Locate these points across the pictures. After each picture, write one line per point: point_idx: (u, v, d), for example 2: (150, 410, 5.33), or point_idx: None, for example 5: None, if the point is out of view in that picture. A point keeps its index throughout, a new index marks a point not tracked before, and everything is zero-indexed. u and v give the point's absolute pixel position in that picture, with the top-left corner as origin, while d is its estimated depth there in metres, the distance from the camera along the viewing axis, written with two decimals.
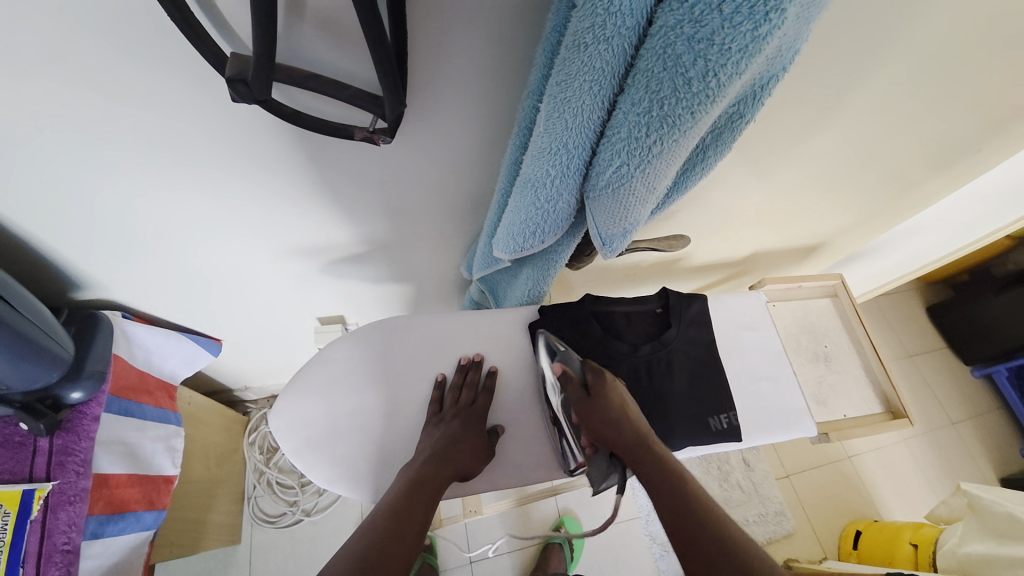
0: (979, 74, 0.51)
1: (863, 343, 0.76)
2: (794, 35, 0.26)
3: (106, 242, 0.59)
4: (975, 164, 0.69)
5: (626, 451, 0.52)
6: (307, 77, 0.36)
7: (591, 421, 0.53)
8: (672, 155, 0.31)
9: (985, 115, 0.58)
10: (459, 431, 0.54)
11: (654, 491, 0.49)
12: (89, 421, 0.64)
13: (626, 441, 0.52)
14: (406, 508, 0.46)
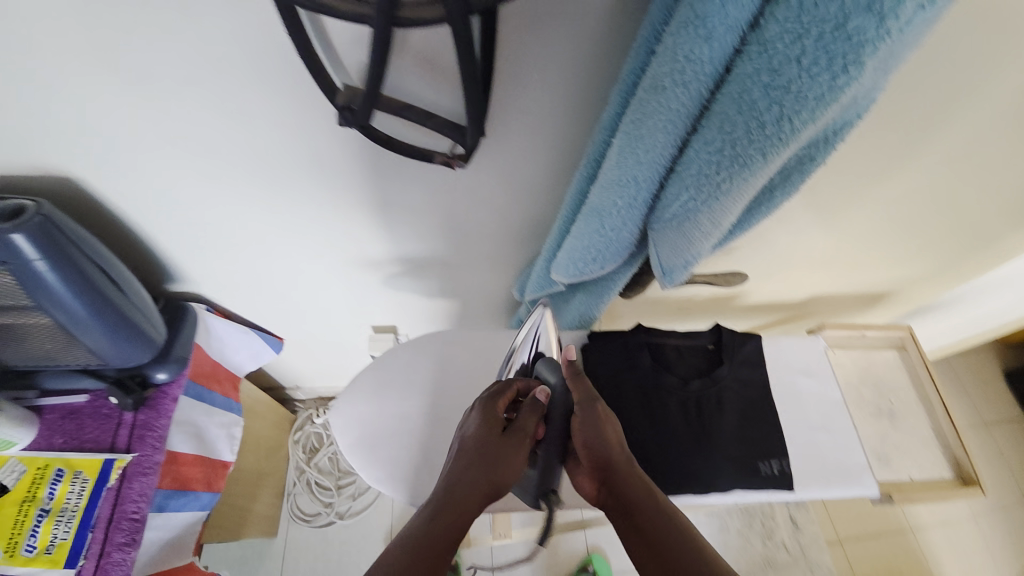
0: None
1: (933, 401, 0.71)
2: (870, 85, 0.27)
3: (203, 240, 0.66)
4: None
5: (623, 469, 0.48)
6: (403, 107, 0.40)
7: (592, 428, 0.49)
8: (741, 191, 0.32)
9: None
10: (479, 431, 0.48)
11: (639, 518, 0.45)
12: (168, 400, 0.70)
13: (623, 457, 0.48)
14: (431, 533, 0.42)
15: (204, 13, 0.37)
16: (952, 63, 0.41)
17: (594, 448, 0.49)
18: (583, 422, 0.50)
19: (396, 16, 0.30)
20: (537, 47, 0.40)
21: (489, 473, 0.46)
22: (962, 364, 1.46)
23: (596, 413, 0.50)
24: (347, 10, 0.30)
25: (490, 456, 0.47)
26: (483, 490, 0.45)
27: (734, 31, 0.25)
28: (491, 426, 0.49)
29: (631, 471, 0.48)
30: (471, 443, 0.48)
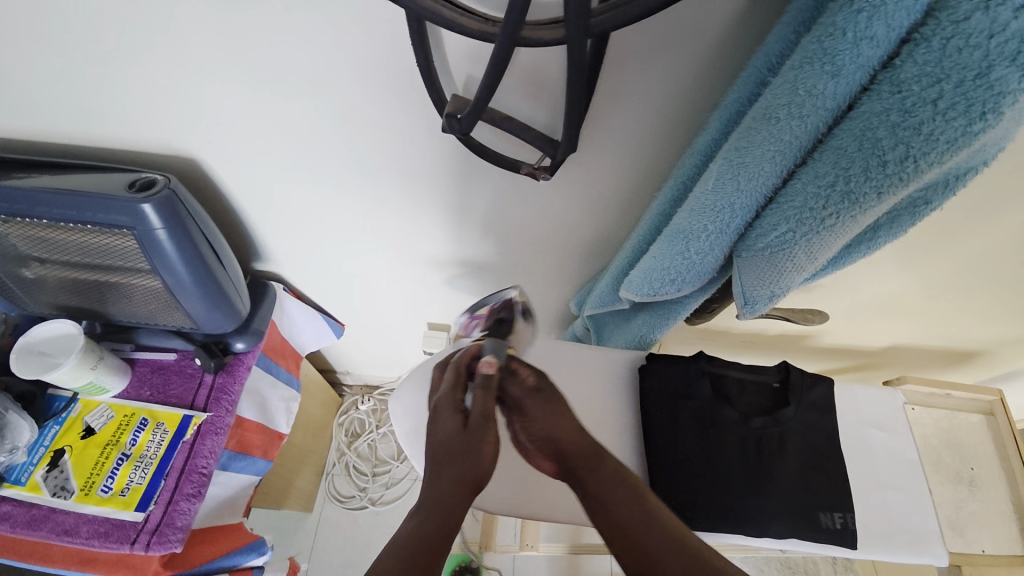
0: None
1: (1018, 475, 0.64)
2: (1005, 133, 0.25)
3: (294, 225, 0.72)
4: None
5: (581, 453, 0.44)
6: (503, 119, 0.43)
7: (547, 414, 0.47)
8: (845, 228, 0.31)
9: None
10: (442, 426, 0.45)
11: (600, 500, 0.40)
12: (243, 368, 0.76)
13: (581, 439, 0.46)
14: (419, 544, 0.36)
15: (338, 22, 0.40)
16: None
17: (544, 433, 0.47)
18: (541, 411, 0.48)
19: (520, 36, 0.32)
20: (640, 73, 0.41)
21: (466, 466, 0.42)
22: None
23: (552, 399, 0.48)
24: (475, 28, 0.32)
25: (461, 450, 0.43)
26: (465, 480, 0.42)
27: (864, 70, 0.25)
28: (451, 420, 0.45)
29: (577, 445, 0.45)
30: (437, 444, 0.44)
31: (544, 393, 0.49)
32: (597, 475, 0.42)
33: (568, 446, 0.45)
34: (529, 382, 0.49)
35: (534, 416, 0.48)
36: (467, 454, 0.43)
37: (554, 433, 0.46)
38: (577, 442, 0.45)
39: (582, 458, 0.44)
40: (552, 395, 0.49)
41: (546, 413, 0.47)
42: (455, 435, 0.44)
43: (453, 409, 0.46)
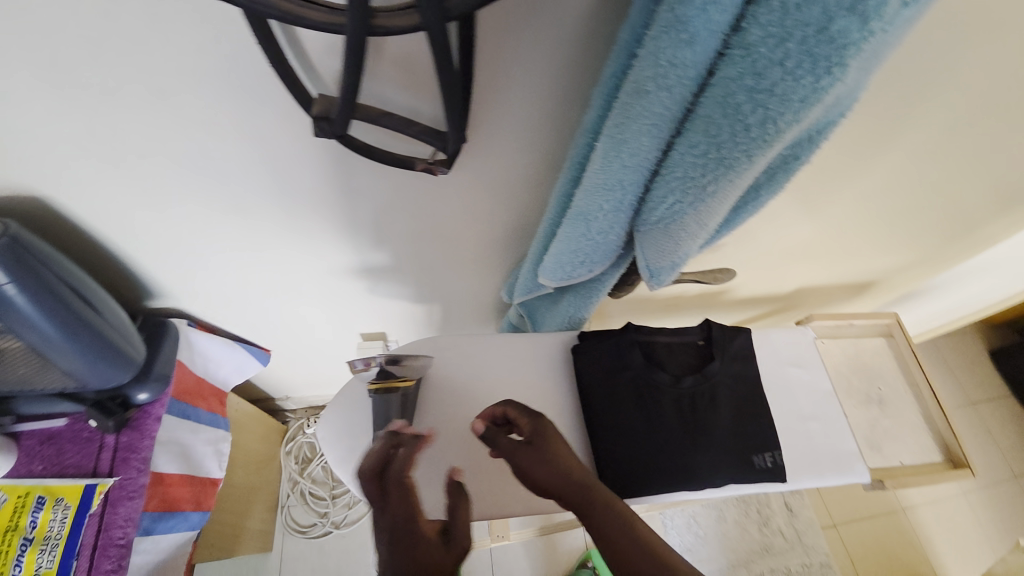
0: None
1: (922, 387, 0.71)
2: (853, 85, 0.26)
3: (181, 253, 0.64)
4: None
5: (571, 491, 0.42)
6: (381, 115, 0.39)
7: (536, 465, 0.44)
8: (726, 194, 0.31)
9: None
10: (398, 542, 0.34)
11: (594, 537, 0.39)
12: (151, 420, 0.69)
13: (573, 479, 0.42)
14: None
15: (170, 24, 0.35)
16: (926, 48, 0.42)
17: (537, 482, 0.43)
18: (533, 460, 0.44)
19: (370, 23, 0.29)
20: (517, 53, 0.39)
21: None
22: (944, 345, 1.62)
23: (546, 446, 0.44)
24: (321, 20, 0.29)
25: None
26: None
27: (716, 35, 0.24)
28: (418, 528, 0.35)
29: (565, 484, 0.42)
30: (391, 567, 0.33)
31: (547, 433, 0.46)
32: (601, 516, 0.39)
33: (561, 488, 0.42)
34: (529, 425, 0.47)
35: (528, 460, 0.44)
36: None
37: (546, 482, 0.43)
38: (565, 483, 0.42)
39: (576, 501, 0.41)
40: (553, 436, 0.45)
41: (540, 459, 0.44)
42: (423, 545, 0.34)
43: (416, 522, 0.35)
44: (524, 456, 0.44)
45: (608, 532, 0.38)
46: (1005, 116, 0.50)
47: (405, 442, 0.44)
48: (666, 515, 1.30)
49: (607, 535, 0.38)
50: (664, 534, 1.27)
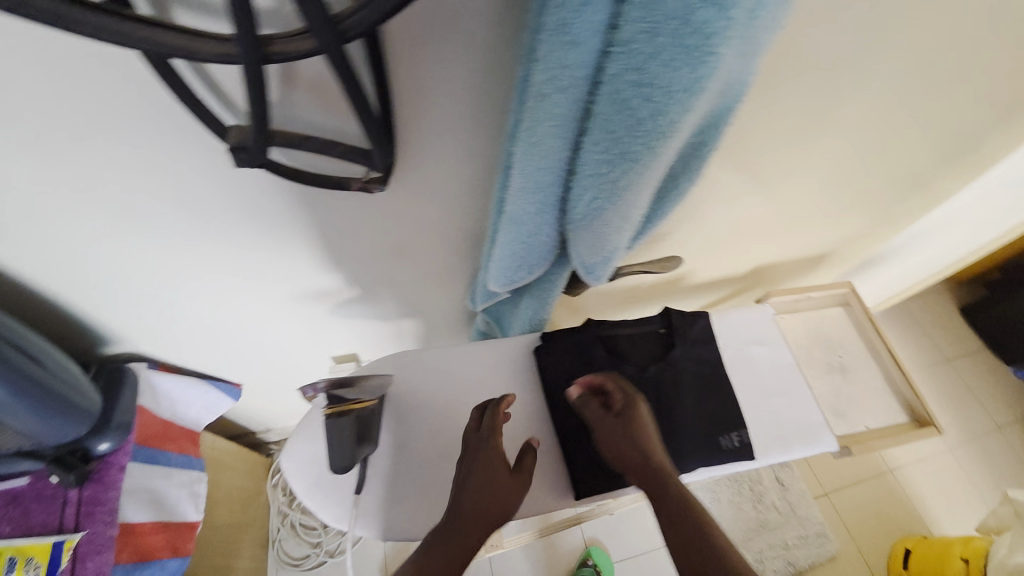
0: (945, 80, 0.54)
1: (881, 352, 0.72)
2: (737, 72, 0.27)
3: (130, 297, 0.63)
4: (978, 159, 0.69)
5: (644, 470, 0.49)
6: (303, 138, 0.39)
7: (616, 441, 0.51)
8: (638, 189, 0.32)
9: (965, 119, 0.60)
10: (473, 474, 0.47)
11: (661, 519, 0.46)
12: (115, 470, 0.67)
13: (649, 462, 0.49)
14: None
15: (73, 72, 0.35)
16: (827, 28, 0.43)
17: (615, 452, 0.51)
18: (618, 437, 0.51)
19: (265, 52, 0.29)
20: (432, 66, 0.39)
21: (483, 518, 0.45)
22: (914, 306, 1.67)
23: (631, 427, 0.51)
24: (215, 52, 0.28)
25: (497, 499, 0.46)
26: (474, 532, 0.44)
27: (598, 35, 0.24)
28: (493, 468, 0.48)
29: (644, 467, 0.49)
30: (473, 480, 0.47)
31: (629, 414, 0.52)
32: (663, 495, 0.47)
33: (636, 466, 0.49)
34: (622, 402, 0.53)
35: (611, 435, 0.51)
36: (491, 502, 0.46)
37: (622, 457, 0.50)
38: (644, 463, 0.49)
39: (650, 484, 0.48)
40: (638, 421, 0.52)
41: (624, 439, 0.51)
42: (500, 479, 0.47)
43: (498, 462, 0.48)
44: (607, 427, 0.52)
45: (667, 511, 0.45)
46: (914, 84, 0.53)
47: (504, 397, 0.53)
48: None
49: (665, 516, 0.45)
50: None
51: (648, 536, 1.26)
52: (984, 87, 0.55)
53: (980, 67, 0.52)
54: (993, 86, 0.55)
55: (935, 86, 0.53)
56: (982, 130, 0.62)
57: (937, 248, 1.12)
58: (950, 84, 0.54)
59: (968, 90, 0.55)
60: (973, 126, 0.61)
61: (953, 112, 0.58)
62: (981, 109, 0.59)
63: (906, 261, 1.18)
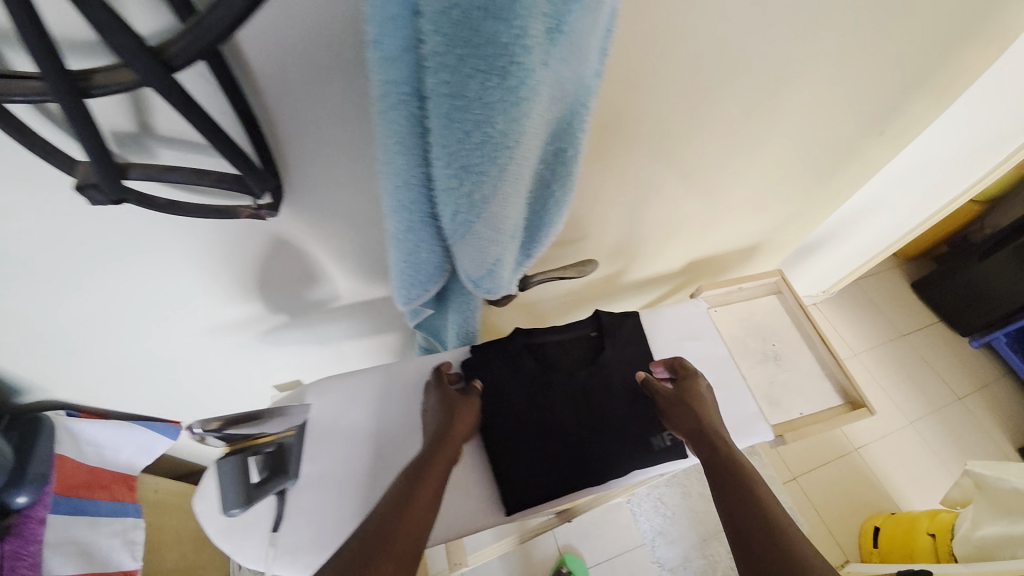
0: (824, 64, 0.56)
1: (813, 336, 0.74)
2: (564, 78, 0.27)
3: (31, 345, 0.59)
4: (873, 138, 0.72)
5: (699, 434, 0.54)
6: (165, 171, 0.36)
7: (674, 408, 0.57)
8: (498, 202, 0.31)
9: (852, 100, 0.63)
10: (440, 407, 0.54)
11: (713, 474, 0.50)
12: (36, 524, 0.60)
13: (704, 427, 0.54)
14: (402, 520, 0.41)
15: None
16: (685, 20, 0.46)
17: (674, 419, 0.56)
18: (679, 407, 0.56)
19: (84, 86, 0.28)
20: (297, 91, 0.38)
21: (452, 439, 0.51)
22: (867, 287, 1.72)
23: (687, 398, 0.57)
24: (25, 89, 0.28)
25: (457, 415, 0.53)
26: (448, 451, 0.49)
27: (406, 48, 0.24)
28: (449, 395, 0.55)
29: (703, 432, 0.54)
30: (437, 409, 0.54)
31: (704, 394, 0.59)
32: (713, 454, 0.51)
33: (690, 430, 0.54)
34: (689, 381, 0.59)
35: (671, 406, 0.57)
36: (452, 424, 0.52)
37: (681, 424, 0.55)
38: (699, 428, 0.54)
39: (703, 448, 0.53)
40: (704, 399, 0.58)
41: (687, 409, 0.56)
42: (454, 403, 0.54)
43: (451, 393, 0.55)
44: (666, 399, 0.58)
45: (721, 469, 0.50)
46: (789, 70, 0.56)
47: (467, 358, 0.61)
48: (632, 503, 1.30)
49: (723, 474, 0.49)
50: (634, 522, 1.28)
51: (621, 537, 1.26)
52: (857, 69, 0.59)
53: (846, 50, 0.56)
54: (863, 67, 0.59)
55: (807, 69, 0.57)
56: (865, 108, 0.66)
57: (871, 229, 1.16)
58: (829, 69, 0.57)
59: (841, 73, 0.58)
60: (854, 106, 0.65)
61: (833, 93, 0.61)
62: (864, 90, 0.62)
63: (845, 244, 1.22)
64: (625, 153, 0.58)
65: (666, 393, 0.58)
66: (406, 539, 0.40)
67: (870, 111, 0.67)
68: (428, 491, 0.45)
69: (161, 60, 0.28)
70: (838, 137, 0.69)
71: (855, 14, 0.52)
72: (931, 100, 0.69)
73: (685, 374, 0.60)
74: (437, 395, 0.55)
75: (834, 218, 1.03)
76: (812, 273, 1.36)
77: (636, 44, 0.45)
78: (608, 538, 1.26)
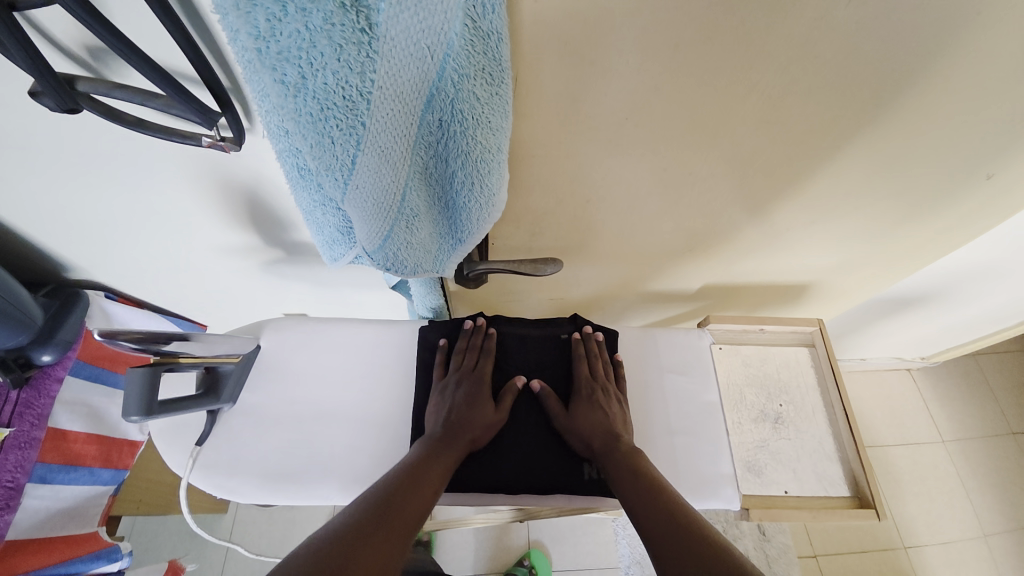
0: (929, 85, 0.42)
1: (836, 409, 0.61)
2: (419, 35, 0.22)
3: (67, 237, 0.67)
4: (976, 183, 0.55)
5: (603, 442, 0.52)
6: (110, 88, 0.39)
7: (580, 421, 0.53)
8: (354, 175, 0.27)
9: (968, 130, 0.48)
10: (465, 401, 0.54)
11: (617, 480, 0.48)
12: (51, 381, 0.73)
13: (604, 435, 0.52)
14: (404, 497, 0.44)
15: None
16: (697, 9, 0.33)
17: (574, 430, 0.53)
18: (582, 417, 0.54)
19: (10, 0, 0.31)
20: None
21: (463, 437, 0.52)
22: (986, 365, 1.38)
23: (586, 402, 0.54)
24: None
25: (481, 417, 0.54)
26: (462, 448, 0.52)
27: None
28: (480, 402, 0.54)
29: (601, 443, 0.52)
30: (468, 412, 0.54)
31: (604, 376, 0.57)
32: (624, 462, 0.49)
33: (596, 445, 0.52)
34: (587, 371, 0.57)
35: (571, 420, 0.54)
36: (466, 417, 0.53)
37: (587, 434, 0.53)
38: (597, 436, 0.52)
39: (607, 451, 0.51)
40: (604, 383, 0.57)
41: (592, 408, 0.54)
42: (491, 415, 0.54)
43: (488, 398, 0.55)
44: (561, 419, 0.55)
45: (630, 486, 0.46)
46: (862, 87, 0.41)
47: (486, 340, 0.59)
48: (616, 521, 1.23)
49: (630, 491, 0.46)
50: (614, 543, 1.21)
51: (596, 552, 1.21)
52: (975, 92, 0.43)
53: (951, 67, 0.40)
54: (973, 92, 0.43)
55: (891, 87, 0.42)
56: (970, 145, 0.49)
57: (990, 298, 0.92)
58: (930, 90, 0.42)
59: (936, 99, 0.43)
60: (954, 139, 0.49)
61: (925, 120, 0.46)
62: (987, 120, 0.46)
63: (951, 309, 0.98)
64: (639, 163, 0.49)
65: (554, 418, 0.55)
66: (410, 512, 0.43)
67: (979, 148, 0.50)
68: (435, 478, 0.47)
69: None
70: (928, 174, 0.53)
71: (987, 21, 0.37)
72: None
73: (585, 360, 0.58)
74: (463, 388, 0.55)
75: (933, 271, 0.82)
76: (903, 334, 1.12)
77: (638, 39, 0.35)
78: (581, 547, 1.22)
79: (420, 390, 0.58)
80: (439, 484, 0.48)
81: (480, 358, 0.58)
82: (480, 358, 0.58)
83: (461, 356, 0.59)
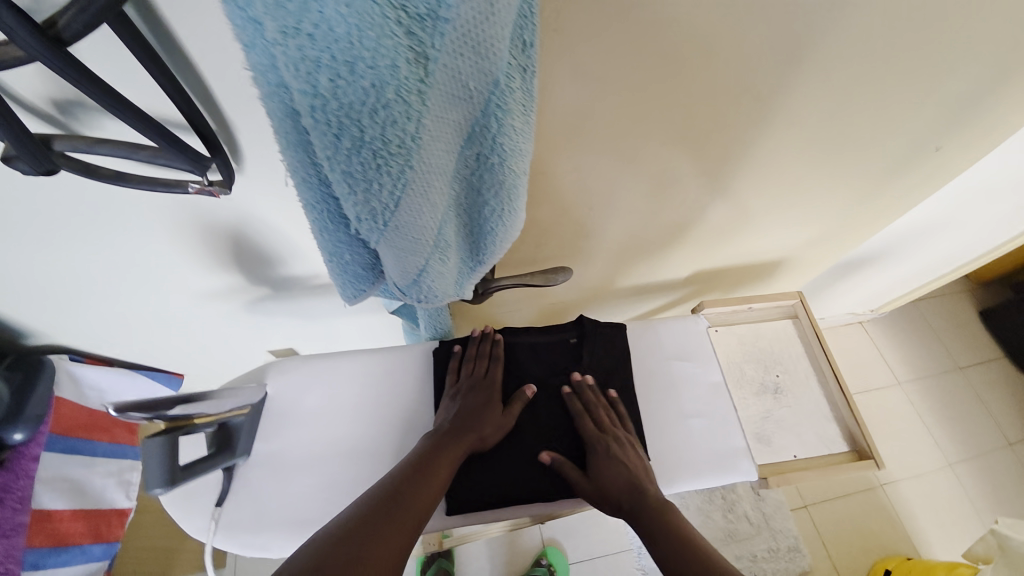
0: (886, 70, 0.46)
1: (827, 374, 0.66)
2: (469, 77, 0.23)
3: (27, 300, 0.62)
4: (927, 154, 0.61)
5: (626, 494, 0.51)
6: (92, 143, 0.36)
7: (603, 483, 0.51)
8: (398, 216, 0.26)
9: (918, 107, 0.53)
10: (476, 405, 0.55)
11: (648, 531, 0.47)
12: (27, 461, 0.66)
13: (626, 486, 0.51)
14: (414, 492, 0.45)
15: None
16: (689, 17, 0.36)
17: (597, 493, 0.51)
18: (604, 471, 0.52)
19: None
20: (229, 63, 0.35)
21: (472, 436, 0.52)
22: (929, 310, 1.53)
23: (605, 461, 0.53)
24: None
25: (489, 421, 0.54)
26: (467, 444, 0.52)
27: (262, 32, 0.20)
28: (489, 403, 0.55)
29: (625, 495, 0.51)
30: (474, 413, 0.54)
31: (609, 424, 0.56)
32: (653, 518, 0.48)
33: (624, 503, 0.50)
34: (600, 422, 0.56)
35: (594, 484, 0.52)
36: (473, 420, 0.54)
37: (610, 493, 0.51)
38: (624, 492, 0.51)
39: (633, 509, 0.50)
40: (614, 432, 0.55)
41: (612, 464, 0.53)
42: (500, 416, 0.55)
43: (500, 406, 0.55)
44: (584, 489, 0.52)
45: (663, 539, 0.46)
46: (829, 76, 0.45)
47: (493, 346, 0.60)
48: None
49: (661, 541, 0.46)
50: (624, 528, 1.25)
51: (608, 540, 1.24)
52: (925, 74, 0.48)
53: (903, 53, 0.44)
54: (922, 74, 0.48)
55: (853, 74, 0.45)
56: (920, 120, 0.55)
57: (931, 251, 1.02)
58: (885, 75, 0.47)
59: (892, 82, 0.48)
60: (906, 116, 0.54)
61: (882, 101, 0.50)
62: (933, 97, 0.51)
63: (899, 264, 1.07)
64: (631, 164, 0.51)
65: (576, 485, 0.52)
66: (414, 509, 0.43)
67: (927, 122, 0.55)
68: (445, 465, 0.49)
69: (52, 36, 0.26)
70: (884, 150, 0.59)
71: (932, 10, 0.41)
72: (1014, 108, 0.56)
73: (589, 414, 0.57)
74: (474, 392, 0.56)
75: (885, 233, 0.91)
76: (859, 292, 1.22)
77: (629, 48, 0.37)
78: (595, 537, 1.24)
79: (435, 399, 0.59)
80: (446, 476, 0.48)
81: (490, 367, 0.58)
82: (487, 362, 0.59)
83: (469, 362, 0.59)
